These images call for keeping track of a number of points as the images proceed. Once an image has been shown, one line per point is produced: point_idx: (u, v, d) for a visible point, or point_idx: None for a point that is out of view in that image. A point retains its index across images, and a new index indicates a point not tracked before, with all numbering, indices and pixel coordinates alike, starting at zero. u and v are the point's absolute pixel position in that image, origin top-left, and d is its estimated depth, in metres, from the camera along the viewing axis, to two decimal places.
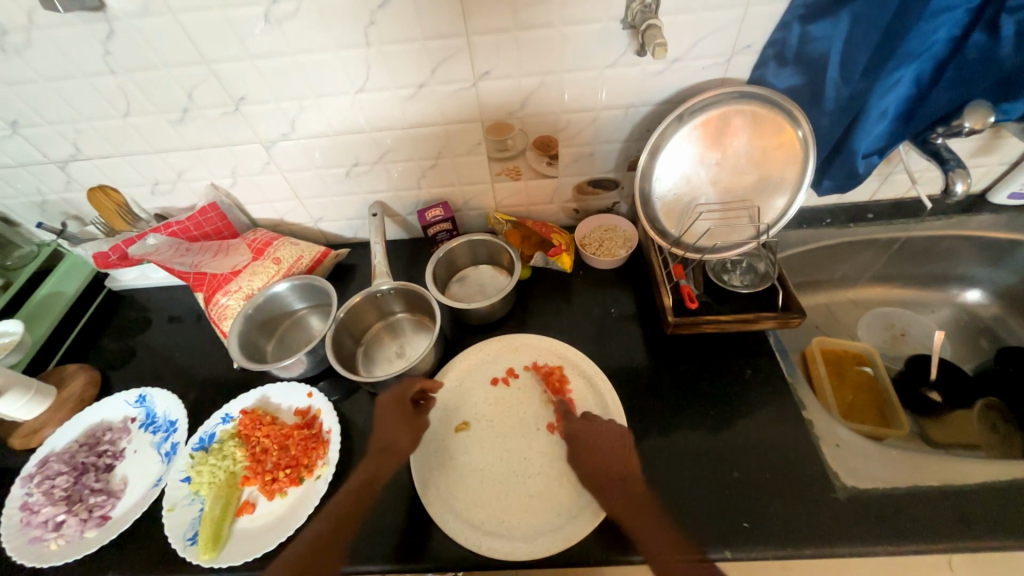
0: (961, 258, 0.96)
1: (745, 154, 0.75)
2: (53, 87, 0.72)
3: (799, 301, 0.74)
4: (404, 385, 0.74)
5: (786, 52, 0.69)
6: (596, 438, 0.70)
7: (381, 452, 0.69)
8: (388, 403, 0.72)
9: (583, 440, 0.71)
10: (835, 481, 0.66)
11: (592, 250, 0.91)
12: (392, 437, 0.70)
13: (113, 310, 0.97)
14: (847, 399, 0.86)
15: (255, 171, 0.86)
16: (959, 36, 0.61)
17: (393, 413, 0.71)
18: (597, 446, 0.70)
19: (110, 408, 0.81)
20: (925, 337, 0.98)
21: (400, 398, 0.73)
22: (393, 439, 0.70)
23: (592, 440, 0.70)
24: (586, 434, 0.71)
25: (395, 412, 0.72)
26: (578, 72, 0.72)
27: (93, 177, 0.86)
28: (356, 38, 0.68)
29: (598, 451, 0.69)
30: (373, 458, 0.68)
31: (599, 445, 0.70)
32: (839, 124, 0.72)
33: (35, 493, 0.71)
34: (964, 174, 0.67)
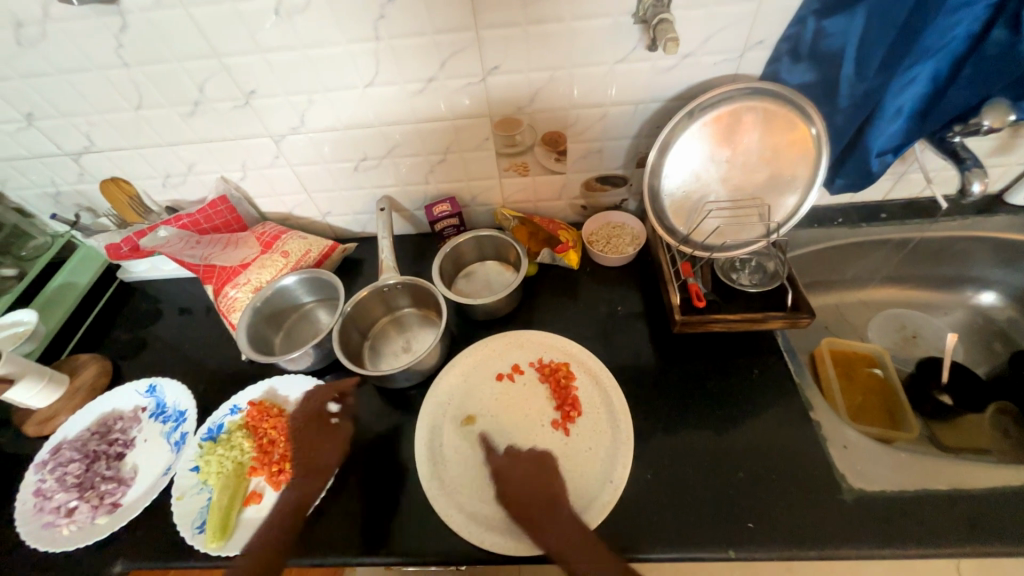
0: (977, 260, 0.94)
1: (756, 152, 0.74)
2: (66, 79, 0.73)
3: (808, 301, 0.73)
4: (314, 398, 0.77)
5: (801, 47, 0.68)
6: (518, 469, 0.68)
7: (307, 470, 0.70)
8: (303, 419, 0.75)
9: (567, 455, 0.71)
10: (842, 483, 0.65)
11: (599, 247, 0.91)
12: (314, 452, 0.71)
13: (125, 301, 0.99)
14: (856, 402, 0.85)
15: (265, 164, 0.87)
16: (978, 31, 0.60)
17: (309, 430, 0.73)
18: None
19: (121, 397, 0.82)
20: (937, 339, 0.96)
21: (313, 411, 0.75)
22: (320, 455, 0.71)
23: (519, 471, 0.68)
24: (510, 465, 0.69)
25: (313, 431, 0.73)
26: (588, 67, 0.72)
27: (105, 169, 0.87)
28: (366, 32, 0.68)
29: (526, 482, 0.66)
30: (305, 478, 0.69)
31: (527, 476, 0.67)
32: (854, 121, 0.70)
33: (48, 479, 0.72)
34: (981, 174, 0.67)
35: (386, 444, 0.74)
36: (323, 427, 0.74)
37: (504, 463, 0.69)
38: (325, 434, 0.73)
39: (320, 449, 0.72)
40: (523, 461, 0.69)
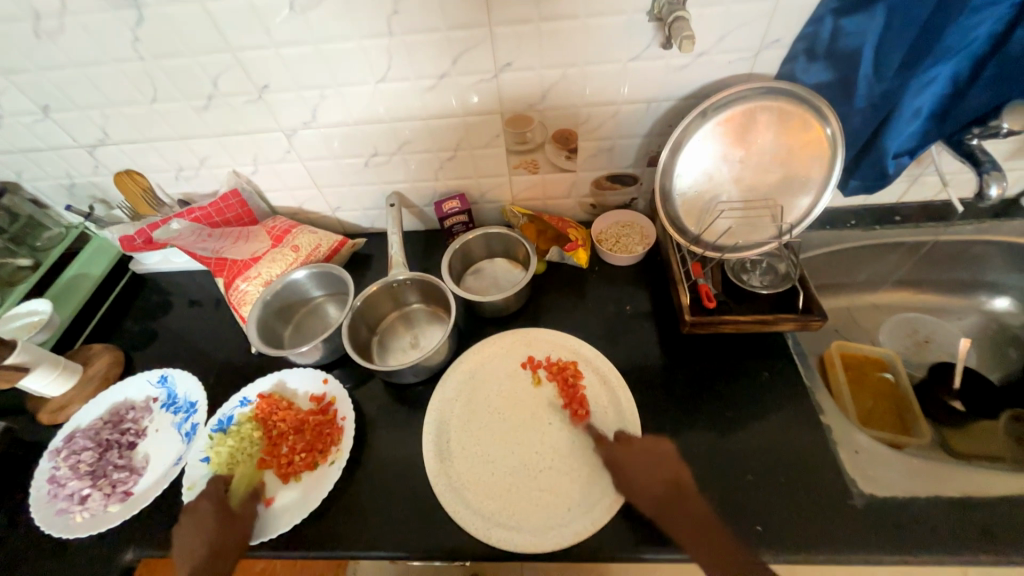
0: (992, 264, 0.93)
1: (769, 152, 0.74)
2: (83, 72, 0.73)
3: (821, 303, 0.73)
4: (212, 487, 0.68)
5: (817, 46, 0.67)
6: (648, 456, 0.67)
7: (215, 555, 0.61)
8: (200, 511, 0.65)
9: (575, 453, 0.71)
10: (852, 488, 0.65)
11: (608, 246, 0.90)
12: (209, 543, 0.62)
13: (137, 293, 1.00)
14: (866, 406, 0.84)
15: (276, 159, 0.87)
16: (1001, 32, 0.59)
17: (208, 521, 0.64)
18: (550, 482, 0.69)
19: (133, 388, 0.83)
20: (950, 344, 0.95)
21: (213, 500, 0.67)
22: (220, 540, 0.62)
23: (642, 458, 0.66)
24: (632, 452, 0.68)
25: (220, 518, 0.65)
26: (601, 64, 0.71)
27: (120, 162, 0.88)
28: (379, 27, 0.68)
29: (650, 470, 0.65)
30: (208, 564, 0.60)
31: (652, 465, 0.66)
32: (870, 123, 0.69)
33: (61, 467, 0.73)
34: (999, 177, 0.67)
35: (393, 439, 0.74)
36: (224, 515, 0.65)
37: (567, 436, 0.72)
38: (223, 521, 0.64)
39: (223, 534, 0.63)
40: (647, 448, 0.67)
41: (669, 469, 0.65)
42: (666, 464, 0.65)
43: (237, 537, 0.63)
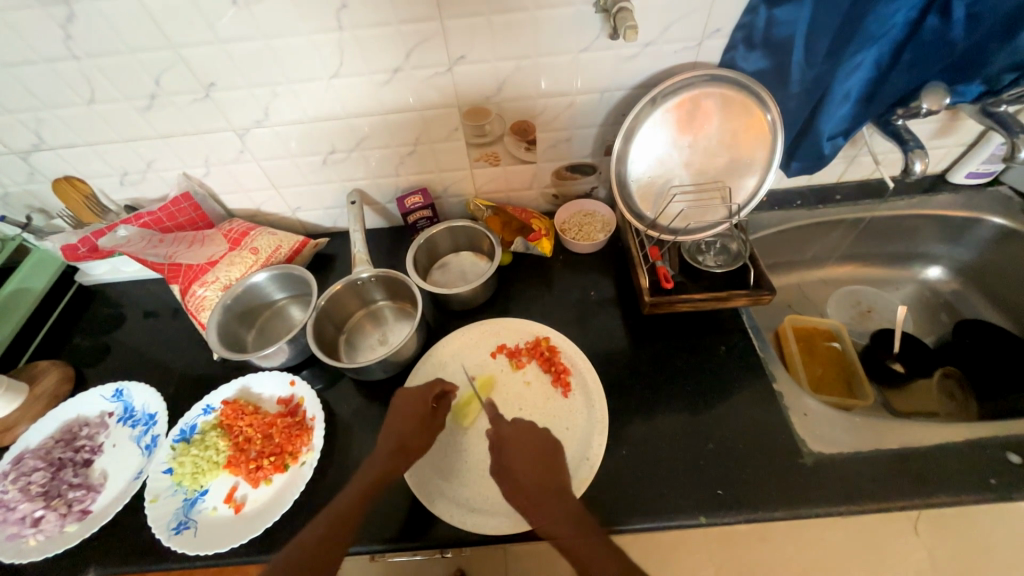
0: (923, 236, 1.00)
1: (716, 137, 0.77)
2: (10, 74, 0.69)
3: (769, 278, 0.77)
4: (424, 387, 0.69)
5: (754, 35, 0.71)
6: (528, 445, 0.64)
7: (401, 455, 0.64)
8: (402, 404, 0.68)
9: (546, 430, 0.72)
10: (802, 448, 0.69)
11: (571, 234, 0.93)
12: (405, 434, 0.65)
13: (85, 306, 0.95)
14: (815, 373, 0.90)
15: (229, 160, 0.85)
16: (915, 19, 0.63)
17: (411, 416, 0.66)
18: None
19: (86, 403, 0.80)
20: (889, 312, 1.02)
21: (423, 400, 0.68)
22: (401, 436, 0.65)
23: (523, 442, 0.64)
24: (517, 437, 0.64)
25: (411, 413, 0.67)
26: (553, 56, 0.73)
27: (58, 168, 0.83)
28: (329, 22, 0.67)
29: (529, 462, 0.62)
30: (386, 457, 0.63)
31: (535, 456, 0.63)
32: (805, 107, 0.74)
33: (10, 490, 0.69)
34: (922, 154, 0.71)
35: (366, 437, 0.74)
36: (426, 416, 0.67)
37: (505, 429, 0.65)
38: (424, 424, 0.67)
39: (211, 524, 0.66)
40: (530, 435, 0.65)
41: (547, 462, 0.63)
42: (548, 455, 0.63)
43: (228, 529, 0.66)
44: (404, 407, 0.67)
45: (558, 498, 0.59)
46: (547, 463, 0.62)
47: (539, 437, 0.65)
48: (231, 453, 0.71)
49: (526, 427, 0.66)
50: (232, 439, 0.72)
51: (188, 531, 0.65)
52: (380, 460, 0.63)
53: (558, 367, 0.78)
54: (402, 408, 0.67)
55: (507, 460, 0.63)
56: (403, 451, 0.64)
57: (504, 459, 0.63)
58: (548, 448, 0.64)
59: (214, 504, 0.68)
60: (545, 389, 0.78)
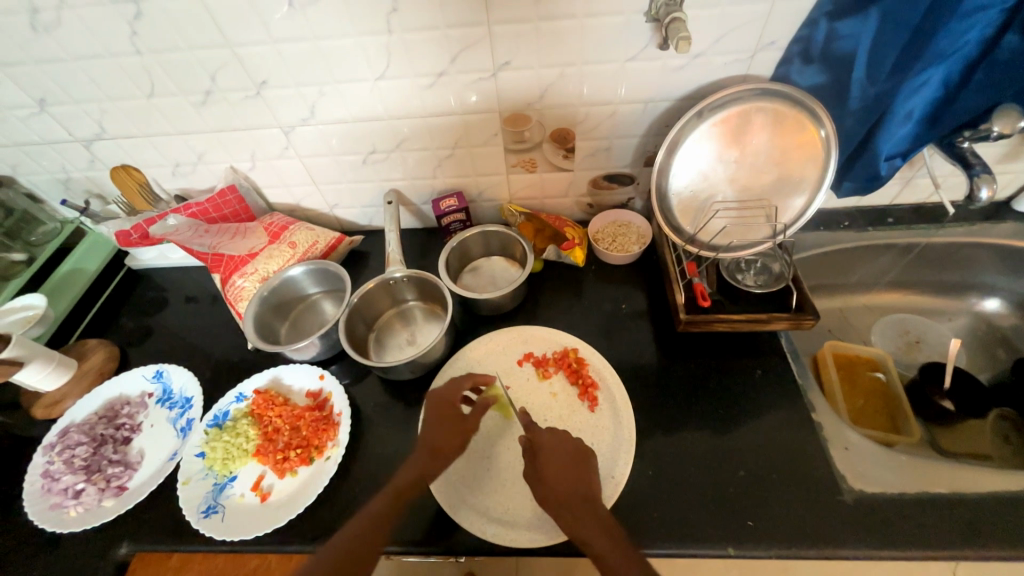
0: (982, 266, 0.94)
1: (764, 153, 0.75)
2: (79, 66, 0.73)
3: (813, 303, 0.74)
4: (457, 384, 0.70)
5: (812, 49, 0.68)
6: (563, 452, 0.63)
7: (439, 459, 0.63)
8: (434, 404, 0.68)
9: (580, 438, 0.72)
10: (843, 484, 0.66)
11: (605, 245, 0.91)
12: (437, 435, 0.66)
13: (132, 289, 1.00)
14: (856, 405, 0.85)
15: (274, 155, 0.87)
16: (991, 37, 0.60)
17: (438, 415, 0.67)
18: None
19: (128, 383, 0.83)
20: (940, 345, 0.96)
21: (450, 399, 0.68)
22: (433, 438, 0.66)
23: (559, 447, 0.64)
24: (554, 444, 0.64)
25: (439, 414, 0.68)
26: (600, 64, 0.72)
27: (117, 157, 0.88)
28: (379, 25, 0.68)
29: (564, 468, 0.62)
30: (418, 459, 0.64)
31: (569, 463, 0.62)
32: (862, 126, 0.70)
33: (56, 462, 0.73)
34: (989, 180, 0.67)
35: (389, 436, 0.74)
36: (456, 415, 0.67)
37: (542, 436, 0.65)
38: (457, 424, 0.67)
39: (238, 511, 0.68)
40: (565, 440, 0.65)
41: (582, 468, 0.62)
42: (582, 463, 0.62)
43: (254, 518, 0.67)
44: (436, 410, 0.68)
45: (588, 503, 0.58)
46: (579, 471, 0.61)
47: (575, 444, 0.64)
48: (261, 442, 0.72)
49: (561, 434, 0.65)
50: (263, 428, 0.74)
51: (216, 515, 0.67)
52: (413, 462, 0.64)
53: (586, 380, 0.77)
54: (440, 409, 0.68)
55: (542, 466, 0.62)
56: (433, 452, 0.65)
57: (539, 464, 0.62)
58: (582, 456, 0.63)
59: (243, 491, 0.70)
60: (572, 401, 0.76)
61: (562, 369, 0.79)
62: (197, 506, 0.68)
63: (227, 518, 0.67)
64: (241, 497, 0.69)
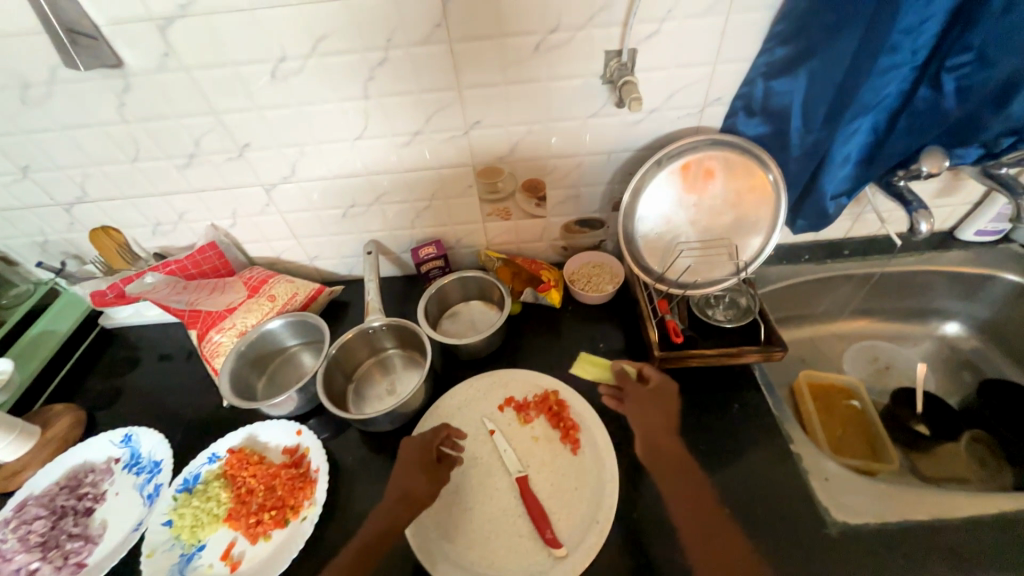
0: (937, 292, 1.00)
1: (721, 196, 0.80)
2: (65, 135, 0.76)
3: (780, 335, 0.77)
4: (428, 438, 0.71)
5: (753, 104, 0.75)
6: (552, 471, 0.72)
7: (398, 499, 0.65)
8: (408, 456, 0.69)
9: (562, 485, 0.71)
10: (827, 517, 0.66)
11: (581, 285, 0.94)
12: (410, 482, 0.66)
13: (105, 348, 0.98)
14: (836, 434, 0.86)
15: (255, 212, 0.90)
16: (908, 90, 0.67)
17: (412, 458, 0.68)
18: (528, 529, 0.68)
19: (94, 448, 0.80)
20: (909, 370, 0.99)
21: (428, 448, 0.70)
22: (408, 486, 0.65)
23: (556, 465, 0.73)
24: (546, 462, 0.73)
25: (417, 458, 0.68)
26: (563, 121, 0.78)
27: (97, 219, 0.89)
28: (357, 92, 0.73)
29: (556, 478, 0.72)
30: (392, 506, 0.64)
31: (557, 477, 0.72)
32: (807, 168, 0.75)
33: (9, 540, 0.68)
34: (927, 215, 0.73)
35: (368, 493, 0.72)
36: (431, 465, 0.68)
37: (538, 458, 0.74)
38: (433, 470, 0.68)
39: None
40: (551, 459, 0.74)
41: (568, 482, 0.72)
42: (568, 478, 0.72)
43: None
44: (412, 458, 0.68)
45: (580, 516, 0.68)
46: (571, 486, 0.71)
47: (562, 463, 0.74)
48: (234, 504, 0.69)
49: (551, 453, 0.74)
50: (236, 489, 0.71)
51: None
52: (387, 510, 0.64)
53: (567, 423, 0.77)
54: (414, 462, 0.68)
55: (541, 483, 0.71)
56: (407, 500, 0.64)
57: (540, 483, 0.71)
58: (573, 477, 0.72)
59: (213, 561, 0.66)
60: (558, 444, 0.76)
61: (544, 407, 0.79)
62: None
63: None
64: (210, 568, 0.65)
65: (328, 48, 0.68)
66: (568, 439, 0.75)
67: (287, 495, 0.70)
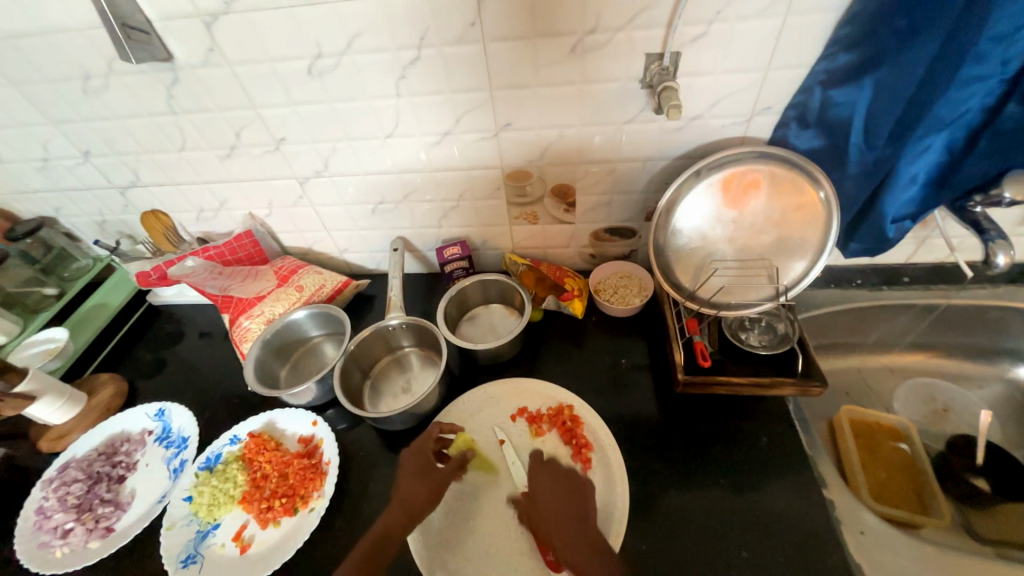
0: (1012, 331, 0.89)
1: (762, 214, 0.74)
2: (120, 124, 0.81)
3: (820, 368, 0.70)
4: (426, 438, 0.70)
5: (808, 114, 0.69)
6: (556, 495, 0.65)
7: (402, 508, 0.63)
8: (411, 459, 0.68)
9: None
10: (858, 575, 0.60)
11: (606, 296, 0.91)
12: (411, 491, 0.65)
13: (149, 324, 1.04)
14: (878, 479, 0.79)
15: (290, 204, 0.92)
16: (993, 106, 0.59)
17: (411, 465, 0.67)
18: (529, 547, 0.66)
19: (130, 419, 0.85)
20: (970, 414, 0.89)
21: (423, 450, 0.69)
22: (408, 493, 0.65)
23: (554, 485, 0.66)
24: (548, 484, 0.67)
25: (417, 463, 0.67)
26: (597, 125, 0.74)
27: (148, 203, 0.95)
28: (389, 90, 0.73)
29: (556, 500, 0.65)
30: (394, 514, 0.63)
31: (564, 492, 0.65)
32: (866, 187, 0.68)
33: (51, 498, 0.74)
34: (1006, 246, 0.65)
35: (374, 491, 0.73)
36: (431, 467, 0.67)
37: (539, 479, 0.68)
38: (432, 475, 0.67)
39: (218, 564, 0.67)
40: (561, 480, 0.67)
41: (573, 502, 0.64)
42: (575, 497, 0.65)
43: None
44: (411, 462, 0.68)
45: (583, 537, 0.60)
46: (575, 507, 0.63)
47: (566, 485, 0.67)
48: (250, 488, 0.72)
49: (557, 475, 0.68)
50: (252, 473, 0.73)
51: (195, 565, 0.66)
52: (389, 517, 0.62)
53: (579, 441, 0.74)
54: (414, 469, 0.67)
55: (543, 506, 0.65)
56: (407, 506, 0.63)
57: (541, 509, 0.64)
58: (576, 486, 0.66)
59: (226, 541, 0.69)
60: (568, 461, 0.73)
61: (557, 421, 0.77)
62: (179, 555, 0.67)
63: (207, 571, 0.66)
64: (223, 547, 0.68)
65: (362, 45, 0.68)
66: (580, 457, 0.73)
67: (300, 485, 0.72)
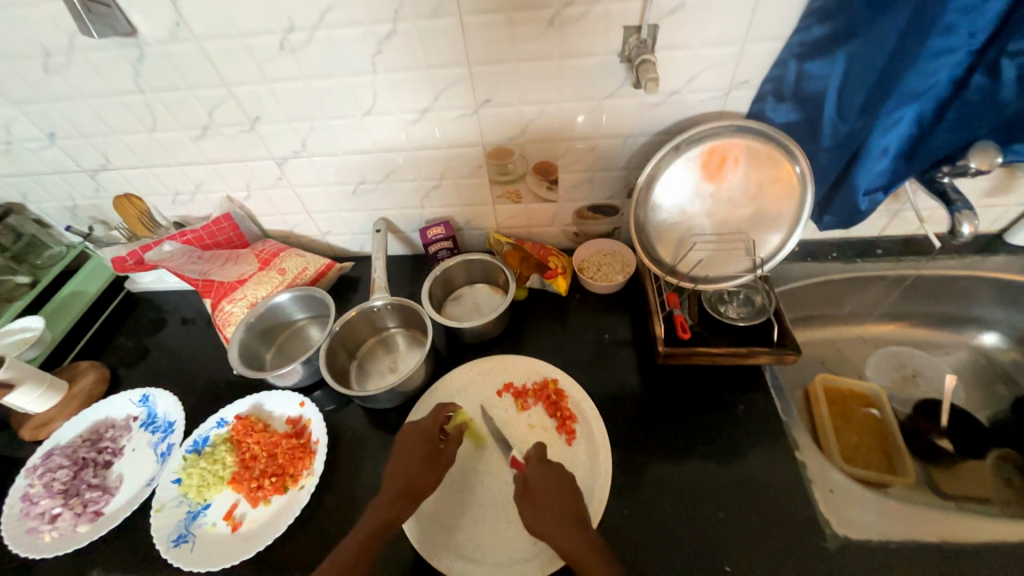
0: (977, 299, 0.93)
1: (740, 188, 0.75)
2: (86, 103, 0.78)
3: (795, 338, 0.73)
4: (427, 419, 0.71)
5: (784, 88, 0.69)
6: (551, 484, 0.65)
7: (396, 490, 0.63)
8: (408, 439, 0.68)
9: None
10: (827, 530, 0.63)
11: (589, 274, 0.92)
12: (405, 469, 0.65)
13: (128, 311, 1.02)
14: (849, 442, 0.82)
15: (268, 186, 0.91)
16: (961, 77, 0.61)
17: (416, 448, 0.67)
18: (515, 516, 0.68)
19: (114, 406, 0.84)
20: (937, 379, 0.93)
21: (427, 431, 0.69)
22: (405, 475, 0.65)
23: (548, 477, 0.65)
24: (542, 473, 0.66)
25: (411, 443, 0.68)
26: (576, 101, 0.74)
27: (120, 187, 0.92)
28: (364, 65, 0.71)
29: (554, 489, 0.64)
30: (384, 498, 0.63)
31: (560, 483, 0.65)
32: (839, 160, 0.70)
33: (36, 485, 0.74)
34: (971, 216, 0.67)
35: (364, 468, 0.74)
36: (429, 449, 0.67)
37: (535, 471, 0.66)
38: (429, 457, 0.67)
39: (210, 542, 0.67)
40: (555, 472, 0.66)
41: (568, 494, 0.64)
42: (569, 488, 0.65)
43: (224, 552, 0.66)
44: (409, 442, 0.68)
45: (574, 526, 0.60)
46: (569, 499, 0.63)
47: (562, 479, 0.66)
48: (239, 469, 0.73)
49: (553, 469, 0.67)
50: (241, 455, 0.74)
51: (186, 545, 0.67)
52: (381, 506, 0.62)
53: (564, 413, 0.76)
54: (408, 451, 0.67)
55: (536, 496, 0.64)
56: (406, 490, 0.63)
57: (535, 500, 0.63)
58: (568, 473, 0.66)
59: (217, 520, 0.70)
60: (552, 433, 0.75)
61: (542, 395, 0.79)
62: (170, 535, 0.68)
63: (199, 549, 0.67)
64: (213, 526, 0.69)
65: (335, 19, 0.66)
66: (563, 429, 0.75)
67: (288, 465, 0.72)
